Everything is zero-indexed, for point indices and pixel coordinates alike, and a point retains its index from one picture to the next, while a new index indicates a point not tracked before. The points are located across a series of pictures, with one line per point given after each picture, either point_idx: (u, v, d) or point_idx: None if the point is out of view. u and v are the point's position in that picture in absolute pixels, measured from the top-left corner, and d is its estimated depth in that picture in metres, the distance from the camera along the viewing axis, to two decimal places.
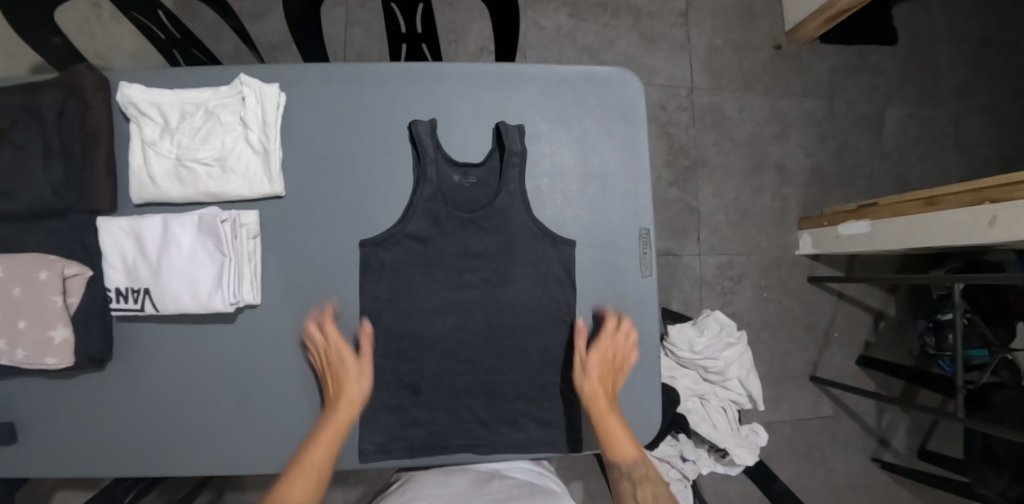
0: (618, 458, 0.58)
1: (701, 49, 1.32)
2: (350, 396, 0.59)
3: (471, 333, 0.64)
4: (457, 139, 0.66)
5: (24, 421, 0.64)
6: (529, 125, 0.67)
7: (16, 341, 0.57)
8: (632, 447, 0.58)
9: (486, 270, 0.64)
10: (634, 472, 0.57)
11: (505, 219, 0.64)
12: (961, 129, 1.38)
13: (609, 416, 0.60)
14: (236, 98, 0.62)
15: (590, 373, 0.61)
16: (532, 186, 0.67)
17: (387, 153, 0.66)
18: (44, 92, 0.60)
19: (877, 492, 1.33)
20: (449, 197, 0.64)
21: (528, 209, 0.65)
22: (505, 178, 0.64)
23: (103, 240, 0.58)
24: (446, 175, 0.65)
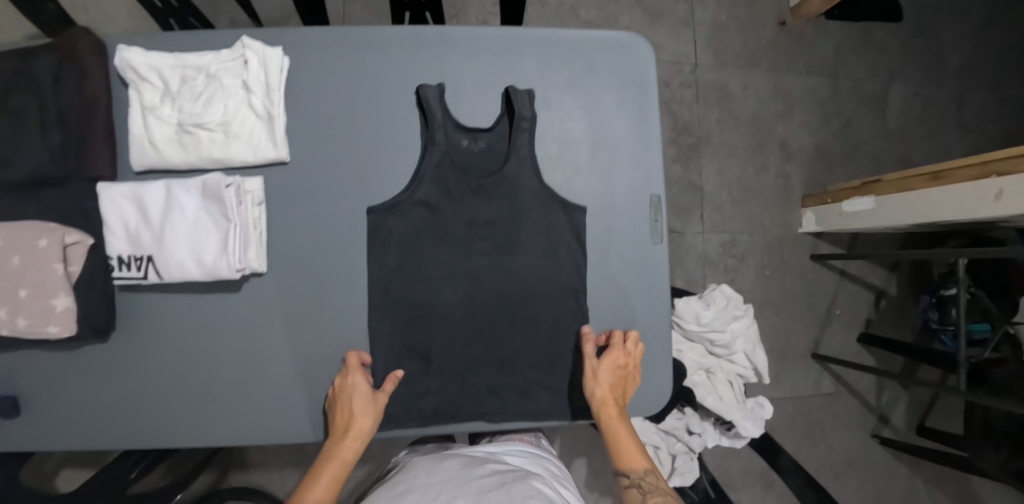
0: (627, 468, 0.58)
1: (705, 25, 1.30)
2: (358, 431, 0.58)
3: (481, 300, 0.63)
4: (465, 103, 0.65)
5: (26, 395, 0.63)
6: (539, 91, 0.66)
7: (18, 311, 0.56)
8: (641, 458, 0.58)
9: (496, 237, 0.63)
10: (643, 484, 0.57)
11: (515, 185, 0.63)
12: (965, 108, 1.38)
13: (619, 429, 0.60)
14: (238, 62, 0.61)
15: (600, 381, 0.60)
16: (542, 153, 0.66)
17: (395, 118, 0.64)
18: (39, 55, 0.58)
19: (876, 467, 1.34)
20: (457, 161, 0.63)
21: (538, 175, 0.64)
22: (515, 143, 0.63)
23: (103, 207, 0.56)
24: (455, 139, 0.64)
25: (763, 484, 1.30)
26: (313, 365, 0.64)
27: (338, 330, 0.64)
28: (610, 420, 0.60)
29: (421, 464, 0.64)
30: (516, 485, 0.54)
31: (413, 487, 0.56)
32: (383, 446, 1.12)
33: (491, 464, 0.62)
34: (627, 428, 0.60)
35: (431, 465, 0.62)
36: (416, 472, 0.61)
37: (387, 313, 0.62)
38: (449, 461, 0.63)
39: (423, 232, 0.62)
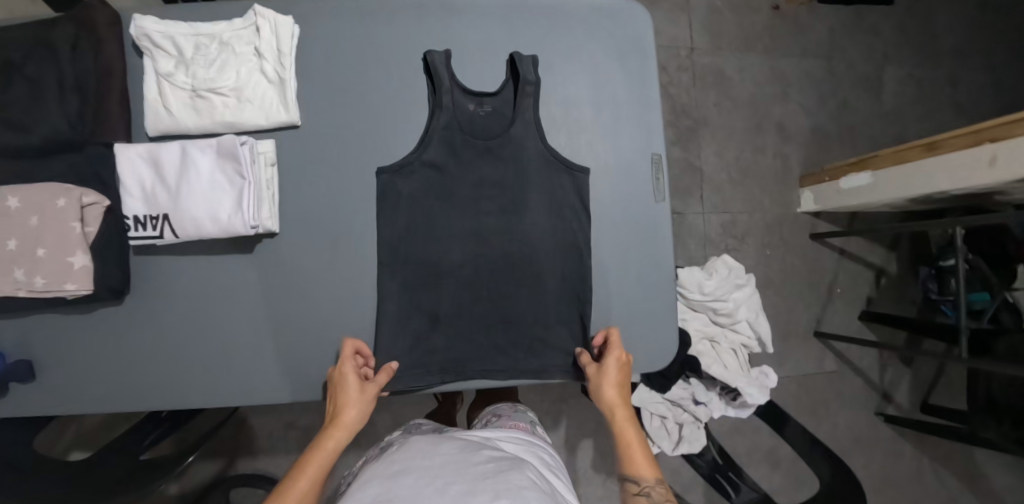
0: (636, 473, 0.56)
1: (700, 10, 1.33)
2: (347, 420, 0.56)
3: (489, 260, 0.65)
4: (471, 69, 0.67)
5: (40, 359, 0.64)
6: (543, 57, 0.68)
7: (36, 270, 0.57)
8: (651, 464, 0.57)
9: (502, 198, 0.65)
10: (651, 492, 0.54)
11: (520, 146, 0.65)
12: (959, 88, 1.40)
13: (628, 432, 0.60)
14: (250, 29, 0.63)
15: (609, 381, 0.61)
16: (546, 117, 0.67)
17: (402, 84, 0.66)
18: (59, 24, 0.60)
19: (881, 445, 1.35)
20: (464, 124, 0.64)
21: (543, 137, 0.65)
22: (520, 106, 0.65)
23: (121, 167, 0.58)
24: (461, 103, 0.65)
25: (770, 463, 1.30)
26: (326, 326, 0.65)
27: (350, 291, 0.65)
28: (621, 423, 0.60)
29: (415, 445, 0.55)
30: (512, 474, 0.46)
31: (403, 471, 0.48)
32: (391, 428, 1.12)
33: (488, 450, 0.54)
34: (635, 431, 0.60)
35: (426, 446, 0.54)
36: (410, 453, 0.52)
37: (397, 271, 0.64)
38: (445, 443, 0.55)
39: (431, 191, 0.64)
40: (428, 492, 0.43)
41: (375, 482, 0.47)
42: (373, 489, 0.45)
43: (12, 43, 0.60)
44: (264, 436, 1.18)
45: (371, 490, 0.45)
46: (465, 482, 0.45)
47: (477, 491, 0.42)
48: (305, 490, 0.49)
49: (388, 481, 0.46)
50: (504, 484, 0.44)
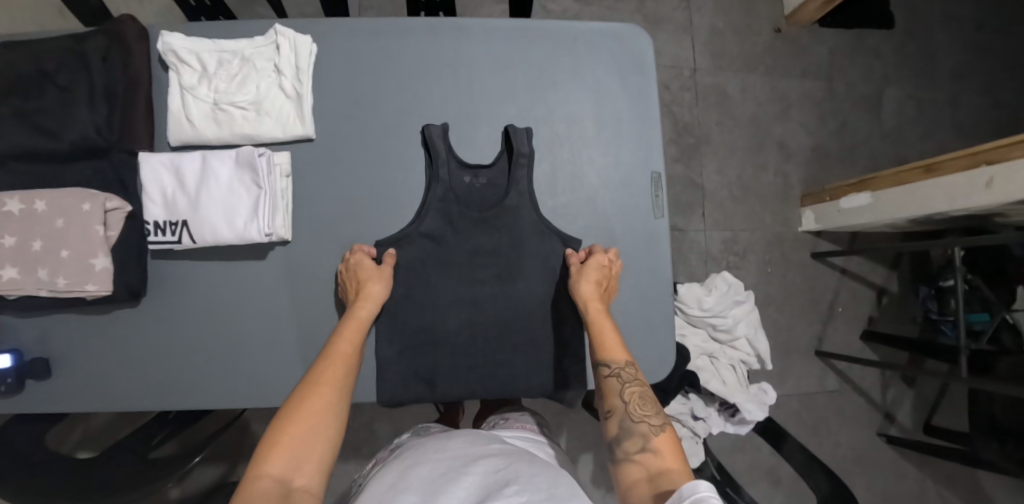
0: (609, 358, 0.58)
1: (703, 32, 1.36)
2: (372, 292, 0.60)
3: (483, 327, 0.67)
4: (464, 140, 0.69)
5: (56, 357, 0.66)
6: (535, 126, 0.70)
7: (59, 271, 0.60)
8: (622, 347, 0.59)
9: (497, 267, 0.67)
10: (623, 374, 0.57)
11: (514, 215, 0.67)
12: (959, 109, 1.43)
13: (603, 325, 0.61)
14: (271, 47, 0.66)
15: (586, 279, 0.63)
16: (542, 180, 0.70)
17: (402, 154, 0.68)
18: (91, 38, 0.64)
19: (883, 466, 1.34)
20: (460, 195, 0.67)
21: (537, 208, 0.68)
22: (515, 177, 0.67)
23: (143, 174, 0.61)
24: (458, 176, 0.68)
25: (771, 481, 1.29)
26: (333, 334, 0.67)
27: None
28: (597, 318, 0.61)
29: (428, 441, 0.57)
30: (520, 466, 0.48)
31: (419, 461, 0.51)
32: (392, 434, 1.14)
33: (498, 443, 0.56)
34: (608, 322, 0.61)
35: (438, 441, 0.56)
36: (425, 447, 0.54)
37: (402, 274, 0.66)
38: (457, 437, 0.57)
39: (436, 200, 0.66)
40: (443, 480, 0.45)
41: (395, 471, 0.50)
42: (392, 478, 0.48)
43: (47, 54, 0.64)
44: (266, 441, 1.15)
45: (388, 480, 0.48)
46: (478, 474, 0.46)
47: (492, 479, 0.45)
48: (348, 353, 0.56)
49: (404, 472, 0.49)
50: (516, 470, 0.47)
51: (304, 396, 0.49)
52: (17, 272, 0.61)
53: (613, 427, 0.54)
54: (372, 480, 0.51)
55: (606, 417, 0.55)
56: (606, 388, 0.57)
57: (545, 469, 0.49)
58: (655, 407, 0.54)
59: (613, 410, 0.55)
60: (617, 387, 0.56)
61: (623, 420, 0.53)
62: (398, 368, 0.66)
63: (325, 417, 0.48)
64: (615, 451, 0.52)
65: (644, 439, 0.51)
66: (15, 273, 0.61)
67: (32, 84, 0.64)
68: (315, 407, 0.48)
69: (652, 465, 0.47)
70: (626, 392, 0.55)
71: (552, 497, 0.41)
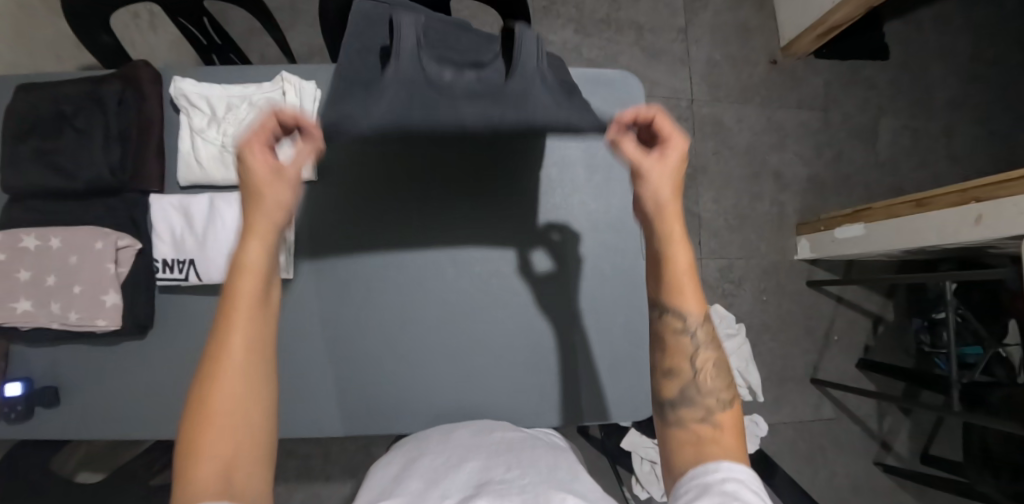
0: (683, 310, 0.45)
1: (700, 63, 1.40)
2: (266, 215, 0.39)
3: (474, 359, 0.71)
4: (445, 46, 0.54)
5: (66, 386, 0.69)
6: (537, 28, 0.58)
7: (71, 305, 0.64)
8: (699, 298, 0.45)
9: (490, 302, 0.71)
10: (695, 333, 0.45)
11: (525, 100, 0.48)
12: (954, 140, 1.44)
13: (681, 255, 0.44)
14: (277, 93, 0.69)
15: (668, 194, 0.43)
16: (554, 88, 0.52)
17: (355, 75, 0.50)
18: (107, 82, 0.67)
19: (880, 496, 1.33)
20: (437, 84, 0.49)
21: (550, 96, 0.50)
22: (518, 69, 0.51)
23: (155, 215, 0.66)
24: (434, 68, 0.50)
25: None
26: (337, 363, 0.69)
27: (349, 380, 0.69)
28: (673, 259, 0.44)
29: (433, 431, 0.61)
30: (524, 452, 0.52)
31: (421, 453, 0.55)
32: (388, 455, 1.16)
33: (501, 428, 0.61)
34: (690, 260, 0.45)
35: (440, 434, 0.60)
36: (429, 439, 0.59)
37: (406, 305, 0.70)
38: (460, 428, 0.61)
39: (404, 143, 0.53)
40: (442, 468, 0.50)
41: (399, 463, 0.54)
42: (397, 469, 0.53)
43: (66, 98, 0.67)
44: None
45: (391, 472, 0.54)
46: (478, 460, 0.51)
47: (492, 464, 0.49)
48: (254, 319, 0.38)
49: (408, 464, 0.54)
50: (516, 456, 0.51)
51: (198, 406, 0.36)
52: (32, 305, 0.64)
53: (672, 389, 0.45)
54: (381, 466, 0.57)
55: (667, 377, 0.46)
56: (675, 345, 0.46)
57: (546, 451, 0.54)
58: (724, 378, 0.46)
59: (678, 373, 0.46)
60: (687, 344, 0.45)
61: (687, 385, 0.45)
62: (394, 397, 0.70)
63: (242, 414, 0.36)
64: (667, 414, 0.45)
65: (706, 411, 0.44)
66: (29, 306, 0.64)
67: (51, 127, 0.67)
68: (222, 408, 0.35)
69: (706, 438, 0.41)
70: (698, 355, 0.46)
71: (555, 479, 0.47)
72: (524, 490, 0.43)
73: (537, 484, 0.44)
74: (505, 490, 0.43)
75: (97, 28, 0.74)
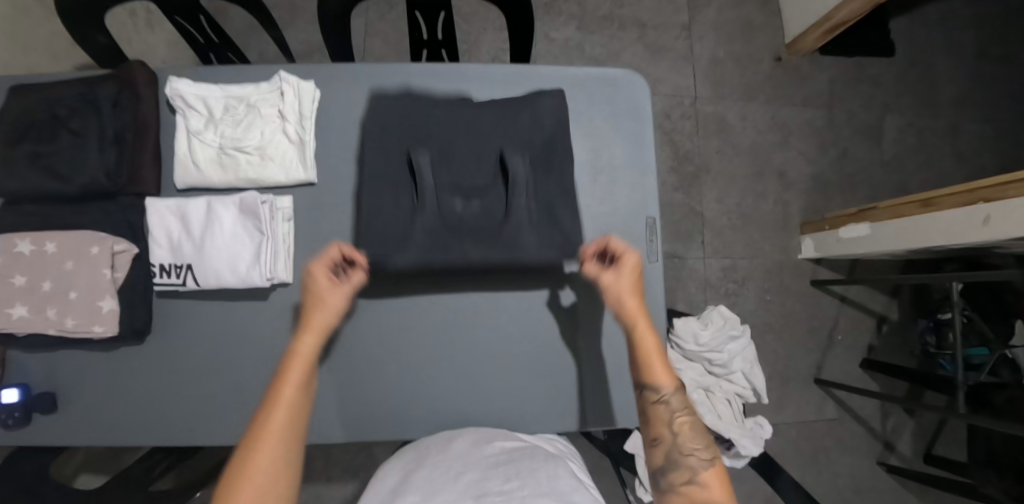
0: (655, 384, 0.59)
1: (704, 61, 1.38)
2: (317, 322, 0.59)
3: (477, 365, 0.70)
4: (455, 171, 0.64)
5: (63, 392, 0.68)
6: (525, 136, 0.65)
7: (67, 311, 0.63)
8: (668, 374, 0.60)
9: (495, 306, 0.70)
10: (671, 402, 0.59)
11: (514, 245, 0.63)
12: (960, 138, 1.43)
13: (647, 341, 0.60)
14: (275, 93, 0.68)
15: (626, 299, 0.61)
16: (540, 218, 0.64)
17: (384, 208, 0.63)
18: (102, 84, 0.66)
19: (883, 496, 1.33)
20: (450, 222, 0.63)
21: (537, 234, 0.63)
22: (512, 203, 0.63)
23: (151, 219, 0.65)
24: (448, 201, 0.63)
25: None
26: (335, 371, 0.68)
27: (351, 386, 0.68)
28: (643, 344, 0.60)
29: (433, 440, 0.61)
30: (524, 461, 0.53)
31: (421, 463, 0.56)
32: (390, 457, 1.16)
33: (500, 437, 0.61)
34: (656, 345, 0.61)
35: (441, 442, 0.59)
36: (427, 448, 0.59)
37: (409, 322, 0.69)
38: (460, 437, 0.61)
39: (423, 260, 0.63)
40: (442, 480, 0.51)
41: (398, 475, 0.55)
42: (398, 481, 0.53)
43: (61, 100, 0.66)
44: None
45: (392, 484, 0.54)
46: (477, 471, 0.52)
47: (491, 475, 0.50)
48: (293, 394, 0.54)
49: (408, 476, 0.54)
50: (516, 466, 0.52)
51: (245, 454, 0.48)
52: (27, 311, 0.63)
53: (659, 456, 0.56)
54: (381, 476, 0.57)
55: (654, 444, 0.58)
56: (653, 415, 0.59)
57: (545, 460, 0.55)
58: (703, 438, 0.57)
59: (661, 439, 0.57)
60: (665, 413, 0.58)
61: (671, 449, 0.56)
62: (395, 404, 0.69)
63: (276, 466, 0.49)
64: (661, 481, 0.55)
65: (691, 471, 0.54)
66: (24, 311, 0.63)
67: (45, 129, 0.66)
68: (264, 451, 0.49)
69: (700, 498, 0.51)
70: (676, 421, 0.58)
71: (553, 490, 0.48)
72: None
73: (536, 498, 0.45)
74: None
75: (92, 28, 0.72)
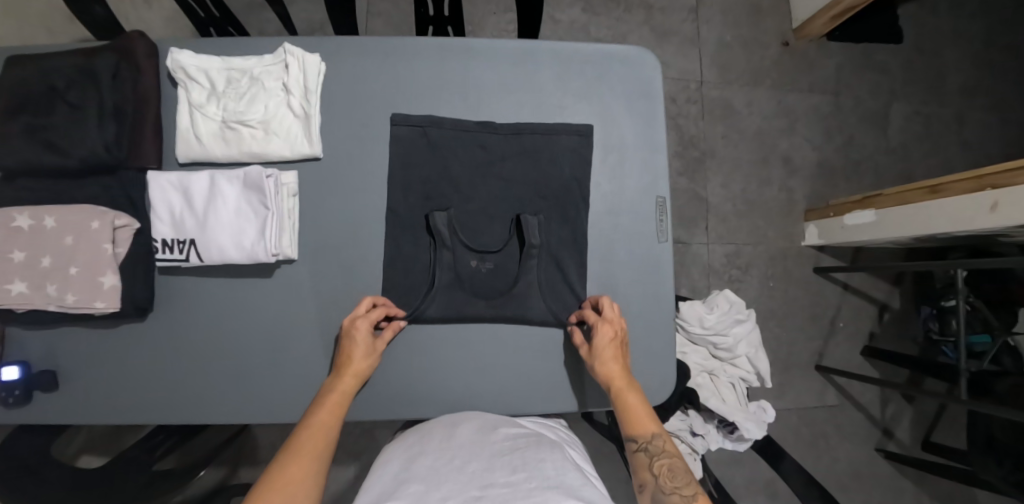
0: (636, 433, 0.59)
1: (710, 44, 1.36)
2: (355, 368, 0.62)
3: (484, 348, 0.69)
4: (473, 227, 0.67)
5: (64, 370, 0.67)
6: (545, 178, 0.69)
7: (67, 288, 0.62)
8: (648, 420, 0.60)
9: (505, 313, 0.68)
10: (650, 447, 0.58)
11: (523, 305, 0.68)
12: (966, 127, 1.42)
13: (627, 392, 0.62)
14: (279, 66, 0.66)
15: (604, 356, 0.63)
16: (552, 270, 0.69)
17: (405, 254, 0.67)
18: (101, 54, 0.64)
19: (881, 482, 1.34)
20: (465, 282, 0.67)
21: (546, 294, 0.68)
22: (524, 266, 0.67)
23: (152, 194, 0.63)
24: (464, 258, 0.67)
25: (768, 494, 1.29)
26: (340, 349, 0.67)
27: None
28: (620, 395, 0.62)
29: (435, 426, 0.61)
30: (529, 451, 0.52)
31: (423, 450, 0.55)
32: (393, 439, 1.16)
33: (505, 426, 0.60)
34: (635, 397, 0.62)
35: (444, 428, 0.59)
36: (430, 435, 0.58)
37: (437, 334, 0.68)
38: (464, 423, 0.60)
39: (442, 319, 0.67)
40: (445, 469, 0.50)
41: (399, 463, 0.54)
42: (398, 470, 0.53)
43: (59, 72, 0.64)
44: (268, 443, 1.13)
45: (393, 470, 0.53)
46: (481, 461, 0.51)
47: (496, 466, 0.50)
48: (328, 425, 0.56)
49: (409, 464, 0.53)
50: (521, 456, 0.52)
51: (278, 474, 0.49)
52: (26, 287, 0.62)
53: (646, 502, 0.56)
54: (381, 464, 0.56)
55: (640, 491, 0.57)
56: (636, 463, 0.58)
57: (552, 452, 0.54)
58: (685, 477, 0.54)
59: (645, 486, 0.56)
60: (646, 460, 0.57)
61: (656, 493, 0.55)
62: (402, 381, 0.68)
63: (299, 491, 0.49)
64: None
65: None
66: (23, 288, 0.62)
67: (43, 100, 0.64)
68: (290, 477, 0.49)
69: None
70: (655, 465, 0.56)
71: (561, 482, 0.47)
72: (530, 495, 0.44)
73: (544, 490, 0.45)
74: (511, 495, 0.44)
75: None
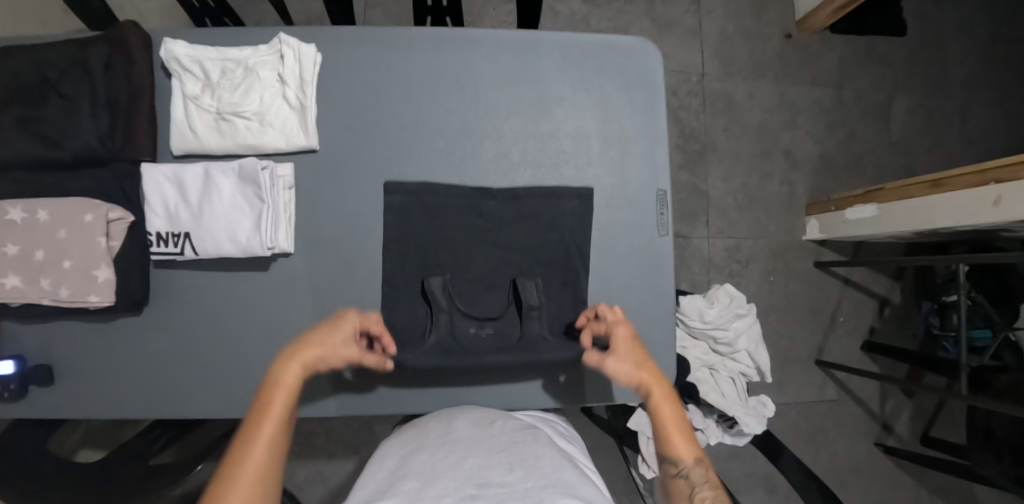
0: (674, 454, 0.54)
1: (712, 37, 1.35)
2: (313, 355, 0.51)
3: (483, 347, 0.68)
4: (470, 296, 0.66)
5: (60, 364, 0.66)
6: (543, 235, 0.67)
7: (61, 281, 0.61)
8: (686, 441, 0.54)
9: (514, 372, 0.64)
10: (691, 474, 0.53)
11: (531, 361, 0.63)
12: (968, 121, 1.41)
13: (662, 405, 0.56)
14: (274, 56, 0.65)
15: (631, 366, 0.59)
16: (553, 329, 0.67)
17: (402, 299, 0.65)
18: (92, 44, 0.63)
19: (879, 476, 1.34)
20: (465, 348, 0.64)
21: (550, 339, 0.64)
22: (525, 326, 0.64)
23: (146, 186, 0.62)
24: (462, 325, 0.65)
25: (766, 488, 1.29)
26: None
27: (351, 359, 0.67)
28: (655, 409, 0.57)
29: (431, 422, 0.60)
30: (527, 448, 0.52)
31: (420, 446, 0.54)
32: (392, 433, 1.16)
33: (502, 420, 0.60)
34: (671, 409, 0.57)
35: (441, 424, 0.58)
36: (426, 431, 0.58)
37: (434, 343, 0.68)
38: (460, 418, 0.59)
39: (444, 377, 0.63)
40: (442, 464, 0.49)
41: (396, 458, 0.53)
42: (394, 466, 0.52)
43: (49, 62, 0.63)
44: None
45: (390, 466, 0.52)
46: (478, 457, 0.50)
47: (493, 464, 0.49)
48: (274, 430, 0.44)
49: (404, 460, 0.52)
50: (519, 453, 0.51)
51: (216, 502, 0.38)
52: (20, 281, 0.61)
53: None
54: (376, 460, 0.56)
55: None
56: (674, 490, 0.53)
57: (551, 449, 0.53)
58: None
59: None
60: (686, 489, 0.52)
61: None
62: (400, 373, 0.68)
63: None
64: None
65: None
66: (17, 281, 0.61)
67: (34, 91, 0.63)
68: None
69: None
70: (696, 496, 0.51)
71: (559, 480, 0.46)
72: (528, 495, 0.43)
73: (541, 488, 0.44)
74: (507, 494, 0.43)
75: None
